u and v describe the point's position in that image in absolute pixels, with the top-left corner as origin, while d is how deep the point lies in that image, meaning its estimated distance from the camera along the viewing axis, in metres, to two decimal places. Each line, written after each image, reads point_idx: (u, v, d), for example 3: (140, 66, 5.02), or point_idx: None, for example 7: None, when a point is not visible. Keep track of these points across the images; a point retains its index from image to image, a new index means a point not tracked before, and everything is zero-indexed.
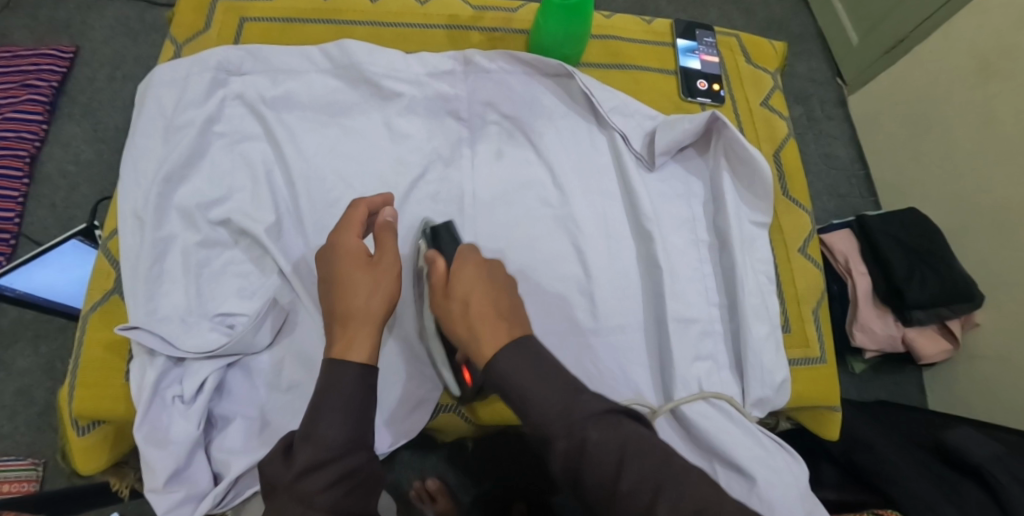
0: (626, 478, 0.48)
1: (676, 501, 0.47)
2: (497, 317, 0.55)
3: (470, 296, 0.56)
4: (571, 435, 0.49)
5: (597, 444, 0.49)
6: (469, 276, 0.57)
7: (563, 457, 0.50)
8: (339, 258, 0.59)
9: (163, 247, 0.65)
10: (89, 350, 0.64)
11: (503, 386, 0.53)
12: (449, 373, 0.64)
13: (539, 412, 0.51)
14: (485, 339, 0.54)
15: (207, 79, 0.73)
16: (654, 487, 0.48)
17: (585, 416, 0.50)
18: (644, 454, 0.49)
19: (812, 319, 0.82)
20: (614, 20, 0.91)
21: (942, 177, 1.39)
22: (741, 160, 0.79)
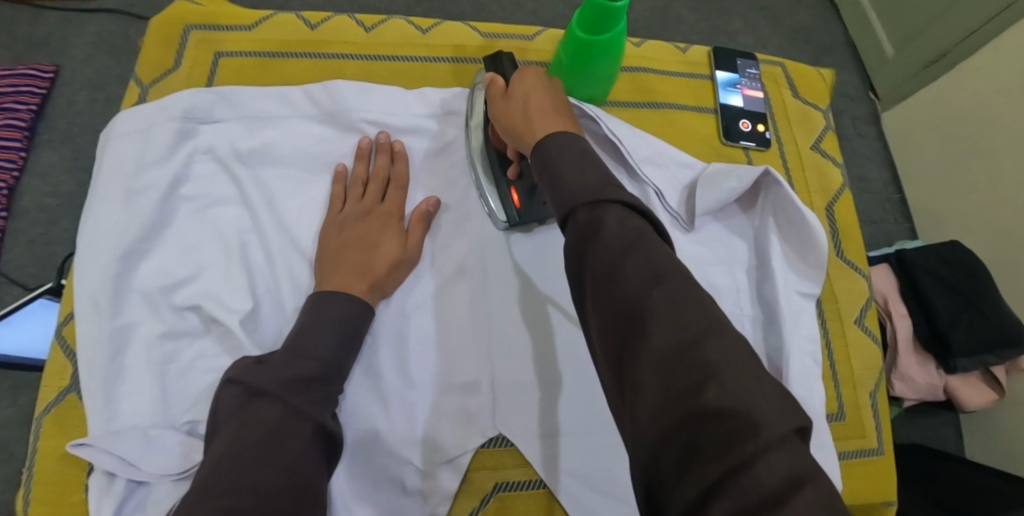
0: (628, 268, 0.39)
1: (669, 299, 0.37)
2: (551, 108, 0.54)
3: (528, 94, 0.56)
4: (591, 210, 0.42)
5: (613, 218, 0.42)
6: (531, 83, 0.57)
7: (578, 232, 0.42)
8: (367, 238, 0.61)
9: (122, 338, 0.56)
10: (43, 461, 0.56)
11: (542, 159, 0.49)
12: (493, 196, 0.64)
13: (570, 189, 0.44)
14: (539, 124, 0.53)
15: (172, 130, 0.62)
16: (652, 281, 0.38)
17: (610, 204, 0.42)
18: (656, 249, 0.40)
19: (869, 405, 0.72)
20: (645, 49, 0.81)
21: (986, 207, 1.28)
22: (792, 223, 0.68)
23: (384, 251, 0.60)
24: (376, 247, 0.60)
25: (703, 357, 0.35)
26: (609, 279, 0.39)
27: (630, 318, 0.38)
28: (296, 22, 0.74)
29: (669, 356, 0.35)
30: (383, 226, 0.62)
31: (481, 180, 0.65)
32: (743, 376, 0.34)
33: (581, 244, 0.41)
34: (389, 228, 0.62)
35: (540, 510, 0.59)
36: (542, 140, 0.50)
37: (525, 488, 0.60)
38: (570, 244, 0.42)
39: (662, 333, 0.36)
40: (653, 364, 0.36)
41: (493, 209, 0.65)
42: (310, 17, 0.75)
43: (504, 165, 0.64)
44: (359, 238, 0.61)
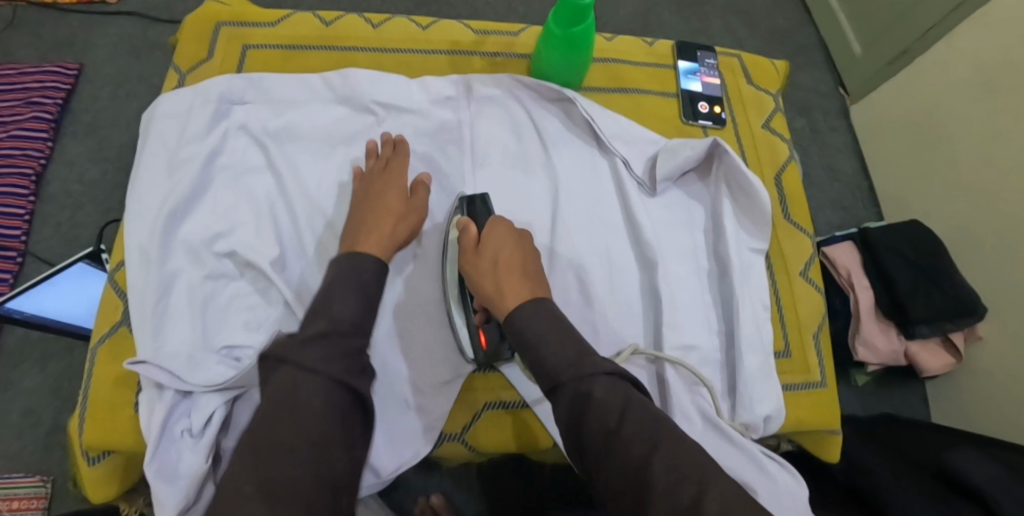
0: (624, 432, 0.51)
1: (665, 460, 0.49)
2: (517, 265, 0.63)
3: (498, 254, 0.63)
4: (579, 382, 0.54)
5: (604, 396, 0.52)
6: (505, 236, 0.65)
7: (571, 403, 0.53)
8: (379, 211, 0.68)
9: (168, 280, 0.66)
10: (98, 384, 0.65)
11: (522, 339, 0.58)
12: (464, 332, 0.67)
13: (552, 363, 0.55)
14: (510, 289, 0.61)
15: (209, 111, 0.73)
16: (646, 443, 0.50)
17: (597, 377, 0.54)
18: (641, 417, 0.51)
19: (812, 345, 0.83)
20: (615, 43, 0.92)
21: (946, 192, 1.39)
22: (742, 189, 0.80)
23: (389, 202, 0.69)
24: (385, 208, 0.68)
25: (706, 500, 0.46)
26: (608, 457, 0.51)
27: (633, 478, 0.49)
28: (313, 20, 0.85)
29: (677, 494, 0.47)
30: (390, 189, 0.70)
31: (451, 315, 0.67)
32: (736, 508, 0.46)
33: (576, 417, 0.52)
34: (394, 195, 0.70)
35: (524, 424, 0.69)
36: (512, 313, 0.59)
37: (510, 406, 0.69)
38: (564, 414, 0.53)
39: (660, 479, 0.48)
40: (662, 498, 0.47)
41: (463, 346, 0.67)
42: (325, 15, 0.86)
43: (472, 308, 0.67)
44: (369, 206, 0.69)
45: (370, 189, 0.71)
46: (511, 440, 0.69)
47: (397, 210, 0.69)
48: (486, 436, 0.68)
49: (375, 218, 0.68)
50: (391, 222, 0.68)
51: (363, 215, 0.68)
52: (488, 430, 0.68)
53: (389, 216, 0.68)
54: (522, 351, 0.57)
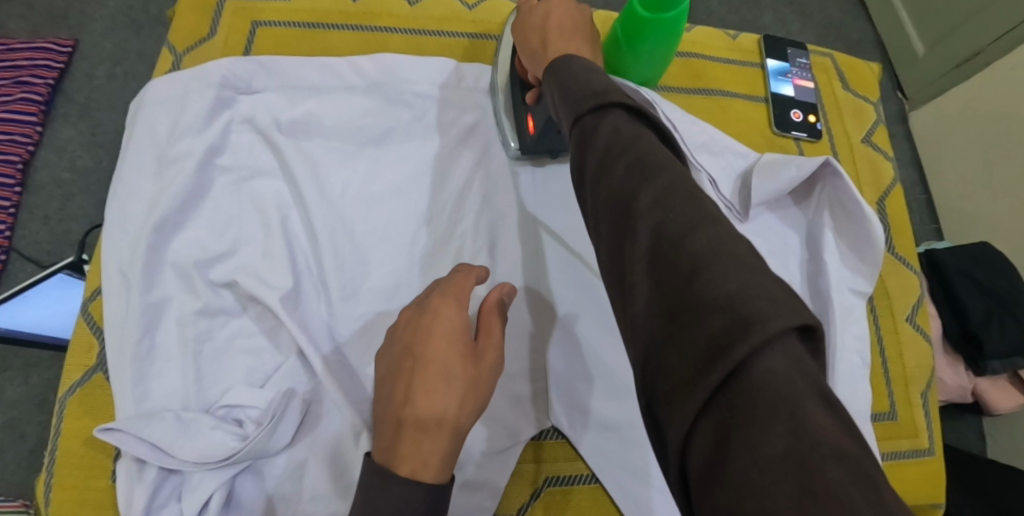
0: (614, 171, 0.35)
1: (657, 193, 0.33)
2: (575, 28, 0.54)
3: (551, 12, 0.55)
4: (594, 116, 0.39)
5: (614, 130, 0.37)
6: (562, 8, 0.56)
7: (577, 139, 0.39)
8: (429, 331, 0.41)
9: (155, 314, 0.53)
10: (67, 444, 0.51)
11: (555, 77, 0.45)
12: (510, 125, 0.64)
13: (574, 97, 0.41)
14: (557, 47, 0.53)
15: (208, 99, 0.60)
16: (637, 172, 0.34)
17: (613, 108, 0.38)
18: (643, 147, 0.35)
19: (921, 404, 0.70)
20: (695, 34, 0.77)
21: (1020, 211, 1.25)
22: (849, 217, 0.66)
23: (442, 327, 0.41)
24: (434, 372, 0.39)
25: (687, 248, 0.30)
26: (596, 169, 0.36)
27: (614, 196, 0.34)
28: None
29: (660, 243, 0.31)
30: (442, 342, 0.41)
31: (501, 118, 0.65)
32: (740, 271, 0.28)
33: (579, 151, 0.38)
34: (450, 314, 0.42)
35: (591, 505, 0.58)
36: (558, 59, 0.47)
37: (576, 482, 0.58)
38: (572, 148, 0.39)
39: (653, 219, 0.32)
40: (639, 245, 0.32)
41: (506, 136, 0.64)
42: None
43: (524, 90, 0.63)
44: (408, 369, 0.41)
45: (408, 340, 0.42)
46: None
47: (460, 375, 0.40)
48: None
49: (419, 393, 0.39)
50: (453, 395, 0.39)
51: (403, 384, 0.40)
52: (547, 513, 0.57)
53: (447, 386, 0.39)
54: (550, 93, 0.44)
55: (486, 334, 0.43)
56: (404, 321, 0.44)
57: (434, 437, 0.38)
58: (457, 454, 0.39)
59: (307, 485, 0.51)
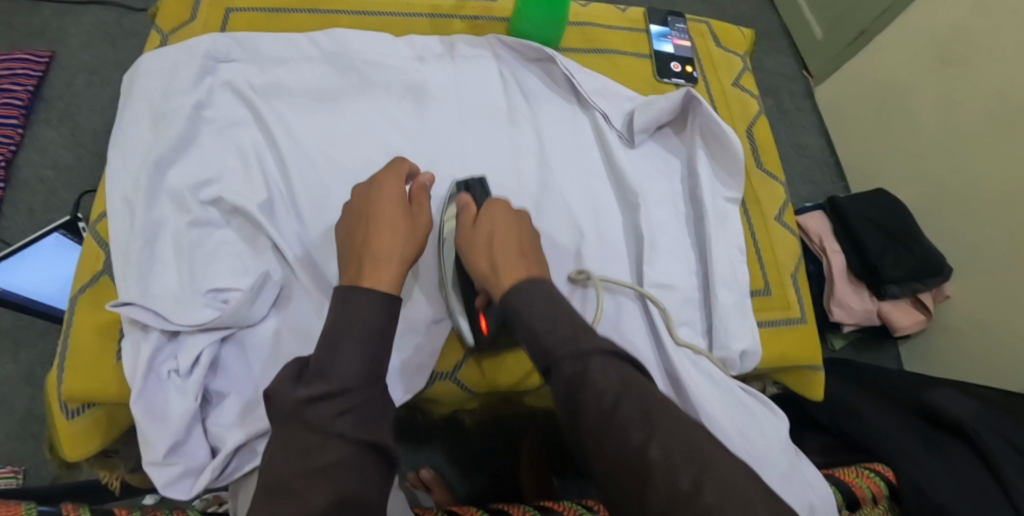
0: (613, 409, 0.47)
1: (661, 447, 0.45)
2: (514, 227, 0.63)
3: (494, 229, 0.62)
4: (576, 362, 0.51)
5: (604, 378, 0.49)
6: (504, 222, 0.63)
7: (566, 386, 0.50)
8: (379, 198, 0.60)
9: (154, 229, 0.66)
10: (79, 333, 0.63)
11: (517, 314, 0.56)
12: (463, 320, 0.66)
13: (548, 341, 0.53)
14: (506, 269, 0.59)
15: (196, 67, 0.74)
16: (644, 428, 0.46)
17: (591, 357, 0.51)
18: (631, 395, 0.48)
19: (791, 284, 0.85)
20: (590, 9, 0.93)
21: (908, 161, 1.44)
22: (716, 137, 0.82)
23: (387, 195, 0.60)
24: (382, 221, 0.58)
25: (701, 494, 0.42)
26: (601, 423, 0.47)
27: (612, 436, 0.47)
28: None
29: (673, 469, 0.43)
30: (387, 203, 0.59)
31: (449, 300, 0.66)
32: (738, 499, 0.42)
33: (574, 397, 0.49)
34: (392, 187, 0.61)
35: (516, 363, 0.71)
36: (515, 286, 0.57)
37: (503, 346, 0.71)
38: (564, 397, 0.50)
39: (664, 471, 0.44)
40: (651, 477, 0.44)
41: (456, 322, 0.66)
42: None
43: (472, 293, 0.66)
44: (364, 223, 0.59)
45: (363, 207, 0.60)
46: (505, 381, 0.70)
47: (401, 225, 0.59)
48: (477, 375, 0.69)
49: (375, 238, 0.57)
50: (398, 236, 0.58)
51: (360, 233, 0.58)
52: (481, 369, 0.70)
53: (393, 231, 0.58)
54: (520, 334, 0.55)
55: (418, 201, 0.62)
56: (357, 197, 0.62)
57: (388, 261, 0.56)
58: (403, 276, 0.58)
59: (281, 350, 0.63)
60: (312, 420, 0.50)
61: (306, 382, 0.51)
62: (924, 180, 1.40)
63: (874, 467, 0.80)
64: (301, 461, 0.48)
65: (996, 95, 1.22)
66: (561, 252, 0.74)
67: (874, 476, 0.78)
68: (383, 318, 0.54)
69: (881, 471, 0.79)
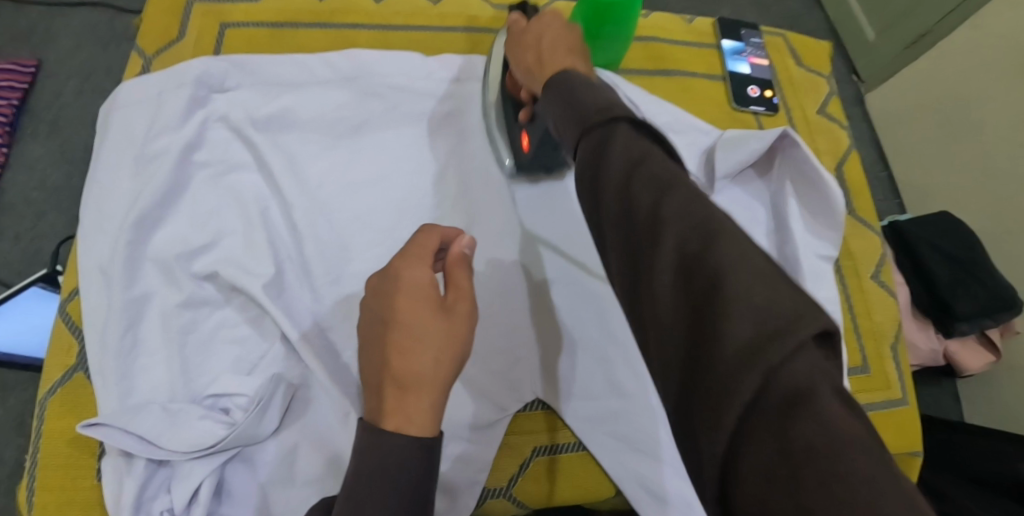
0: (629, 186, 0.32)
1: (681, 238, 0.29)
2: (568, 51, 0.50)
3: (544, 32, 0.52)
4: (598, 137, 0.35)
5: (650, 186, 0.31)
6: (554, 36, 0.51)
7: (586, 166, 0.35)
8: (398, 294, 0.42)
9: (136, 309, 0.53)
10: (48, 446, 0.51)
11: (553, 95, 0.41)
12: (503, 139, 0.64)
13: (574, 121, 0.37)
14: (550, 61, 0.49)
15: (184, 97, 0.62)
16: (653, 210, 0.31)
17: (618, 123, 0.35)
18: (684, 204, 0.30)
19: (892, 358, 0.73)
20: (650, 20, 0.79)
21: (977, 180, 1.30)
22: (812, 186, 0.68)
23: (407, 286, 0.43)
24: (406, 330, 0.41)
25: (725, 305, 0.26)
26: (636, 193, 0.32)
27: (642, 235, 0.31)
28: None
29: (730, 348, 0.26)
30: (408, 301, 0.42)
31: (493, 135, 0.65)
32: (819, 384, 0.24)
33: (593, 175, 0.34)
34: (417, 274, 0.43)
35: (583, 473, 0.59)
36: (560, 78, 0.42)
37: (565, 451, 0.59)
38: (582, 181, 0.35)
39: (674, 278, 0.29)
40: (678, 308, 0.28)
41: (500, 153, 0.64)
42: None
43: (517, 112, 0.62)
44: (382, 333, 0.42)
45: (378, 307, 0.43)
46: (570, 494, 0.58)
47: (433, 330, 0.41)
48: (537, 490, 0.58)
49: (393, 357, 0.40)
50: (434, 348, 0.40)
51: (379, 350, 0.42)
52: (541, 482, 0.58)
53: (423, 340, 0.40)
54: (551, 116, 0.41)
55: (454, 282, 0.44)
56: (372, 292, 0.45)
57: (421, 389, 0.39)
58: (445, 404, 0.40)
59: (299, 471, 0.51)
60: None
61: None
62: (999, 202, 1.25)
63: None
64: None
65: None
66: None
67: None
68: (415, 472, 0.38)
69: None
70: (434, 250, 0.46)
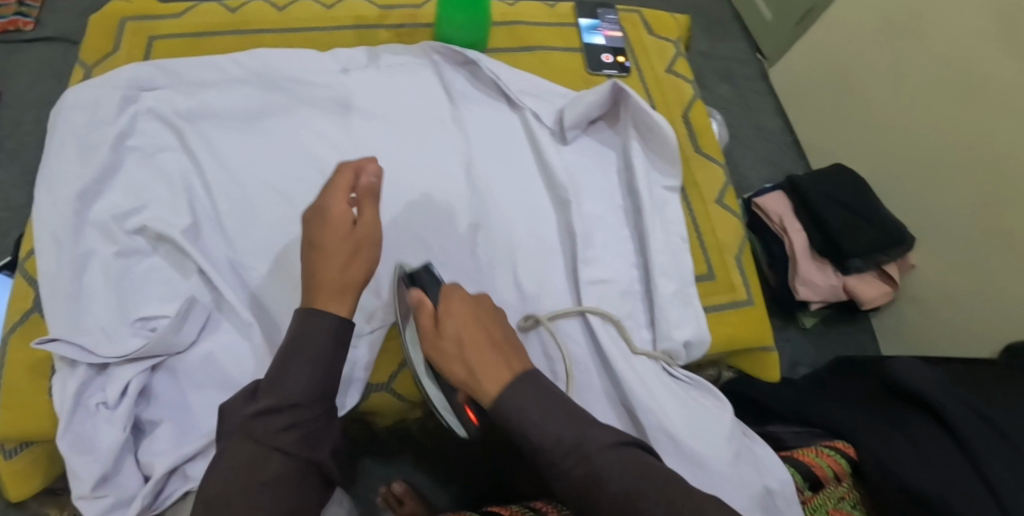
0: (536, 436, 0.47)
1: (591, 468, 0.45)
2: (491, 340, 0.51)
3: (460, 333, 0.50)
4: (507, 408, 0.48)
5: (516, 405, 0.47)
6: (455, 317, 0.51)
7: (507, 427, 0.48)
8: (321, 219, 0.56)
9: (83, 261, 0.66)
10: (11, 374, 0.63)
11: (472, 377, 0.49)
12: (451, 414, 0.57)
13: (503, 403, 0.48)
14: (487, 377, 0.49)
15: (118, 97, 0.75)
16: (566, 447, 0.46)
17: (514, 392, 0.48)
18: (535, 410, 0.48)
19: (735, 265, 0.85)
20: (518, 7, 0.94)
21: (866, 133, 1.41)
22: (649, 127, 0.82)
23: (330, 214, 0.56)
24: (326, 248, 0.55)
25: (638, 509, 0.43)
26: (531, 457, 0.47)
27: (562, 456, 0.46)
28: (219, 8, 0.88)
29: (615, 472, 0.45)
30: (329, 224, 0.56)
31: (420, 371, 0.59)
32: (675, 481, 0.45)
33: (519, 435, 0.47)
34: (336, 202, 0.57)
35: None
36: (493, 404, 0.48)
37: None
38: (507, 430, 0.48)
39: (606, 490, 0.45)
40: (558, 447, 0.46)
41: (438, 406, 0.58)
42: (231, 4, 0.88)
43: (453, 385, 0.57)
44: (310, 250, 0.56)
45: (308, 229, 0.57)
46: None
47: (345, 248, 0.56)
48: (413, 384, 0.70)
49: (320, 265, 0.55)
50: (345, 260, 0.56)
51: (309, 263, 0.56)
52: (416, 377, 0.70)
53: (336, 253, 0.56)
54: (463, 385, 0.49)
55: (364, 211, 0.58)
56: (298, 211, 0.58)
57: (337, 289, 0.55)
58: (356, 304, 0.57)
59: (211, 374, 0.64)
60: (260, 435, 0.51)
61: (256, 397, 0.52)
62: (884, 150, 1.37)
63: (829, 445, 0.74)
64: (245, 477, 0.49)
65: (943, 61, 1.21)
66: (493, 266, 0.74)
67: (833, 454, 0.73)
68: (340, 338, 0.54)
69: (841, 449, 0.73)
70: (349, 184, 0.58)
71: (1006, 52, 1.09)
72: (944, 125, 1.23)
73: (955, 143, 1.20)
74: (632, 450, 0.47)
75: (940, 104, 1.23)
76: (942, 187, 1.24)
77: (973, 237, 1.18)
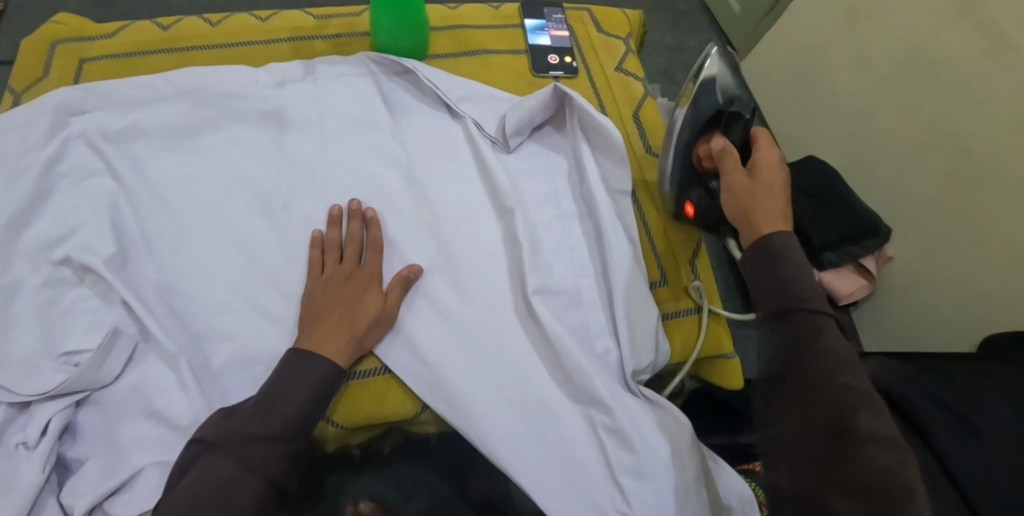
0: (796, 294, 0.59)
1: (846, 354, 0.56)
2: (771, 187, 0.69)
3: (771, 182, 0.69)
4: (779, 275, 0.61)
5: (786, 246, 0.62)
6: (769, 169, 0.71)
7: (783, 304, 0.60)
8: (353, 278, 0.68)
9: (8, 294, 0.64)
10: None
11: (770, 244, 0.63)
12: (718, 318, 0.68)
13: (789, 265, 0.61)
14: (769, 212, 0.66)
15: (47, 121, 0.72)
16: (822, 321, 0.58)
17: (790, 260, 0.61)
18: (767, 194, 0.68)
19: (690, 270, 0.83)
20: (461, 11, 0.92)
21: (834, 122, 1.39)
22: (595, 130, 0.79)
23: (366, 278, 0.68)
24: (346, 304, 0.66)
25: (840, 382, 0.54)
26: (782, 289, 0.60)
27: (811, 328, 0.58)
28: (151, 27, 0.85)
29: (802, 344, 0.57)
30: (358, 284, 0.68)
31: None
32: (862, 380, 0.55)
33: (790, 297, 0.59)
34: (370, 271, 0.69)
35: (387, 391, 0.67)
36: (769, 238, 0.64)
37: (371, 374, 0.68)
38: (774, 295, 0.61)
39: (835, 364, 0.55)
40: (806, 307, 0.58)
41: None
42: (164, 21, 0.86)
43: None
44: (331, 302, 0.66)
45: (337, 285, 0.67)
46: (375, 409, 0.67)
47: (358, 309, 0.66)
48: (348, 410, 0.67)
49: (332, 316, 0.65)
50: (350, 320, 0.65)
51: (325, 311, 0.65)
52: (352, 402, 0.67)
53: (349, 310, 0.65)
54: (754, 249, 0.64)
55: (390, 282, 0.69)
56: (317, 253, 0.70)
57: (337, 334, 0.64)
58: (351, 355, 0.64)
59: (142, 407, 0.62)
60: (245, 457, 0.56)
61: (239, 415, 0.59)
62: (853, 139, 1.35)
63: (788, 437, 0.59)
64: (221, 491, 0.54)
65: (907, 45, 1.19)
66: (434, 279, 0.72)
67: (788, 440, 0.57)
68: (332, 381, 0.62)
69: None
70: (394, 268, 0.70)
71: (968, 33, 1.08)
72: (910, 111, 1.21)
73: (922, 127, 1.18)
74: (834, 328, 0.58)
75: (904, 90, 1.21)
76: (910, 174, 1.22)
77: (943, 222, 1.17)
